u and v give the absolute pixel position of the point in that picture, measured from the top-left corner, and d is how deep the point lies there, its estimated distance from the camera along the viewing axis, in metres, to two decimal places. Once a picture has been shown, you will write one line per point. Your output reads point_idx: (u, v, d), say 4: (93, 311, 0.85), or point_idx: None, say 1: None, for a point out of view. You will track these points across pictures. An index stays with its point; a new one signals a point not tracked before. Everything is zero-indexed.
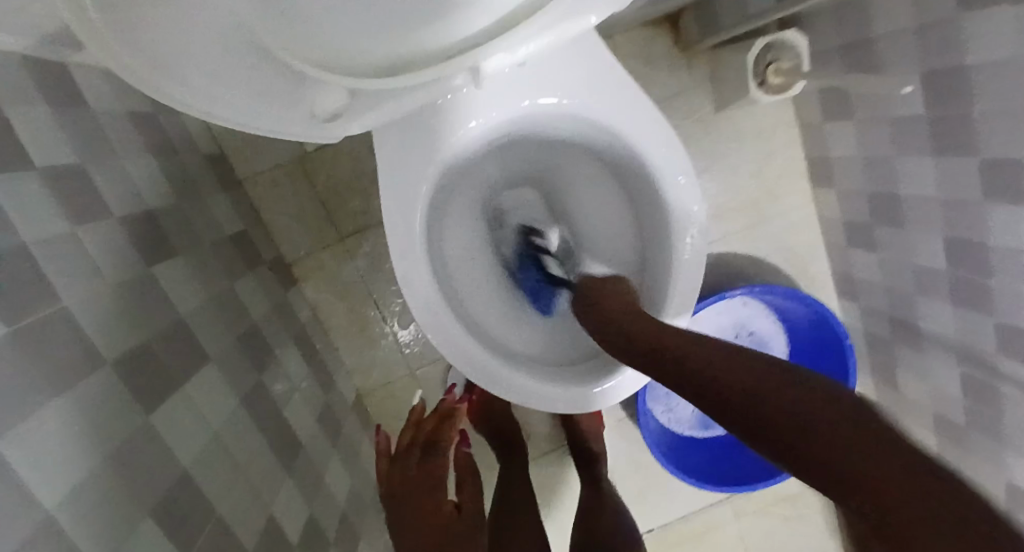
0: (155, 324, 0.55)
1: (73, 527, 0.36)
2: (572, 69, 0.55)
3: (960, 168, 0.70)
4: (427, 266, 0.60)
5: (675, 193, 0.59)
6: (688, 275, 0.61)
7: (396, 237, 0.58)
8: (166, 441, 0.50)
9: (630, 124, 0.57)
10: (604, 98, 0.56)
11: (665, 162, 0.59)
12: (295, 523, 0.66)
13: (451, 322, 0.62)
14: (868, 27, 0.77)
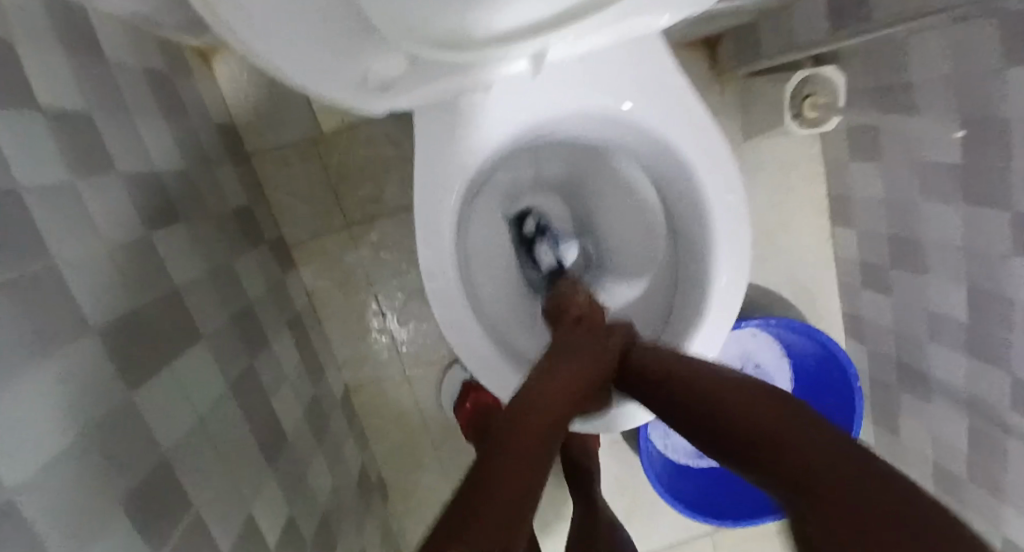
0: (148, 294, 0.50)
1: (47, 509, 0.31)
2: (631, 69, 0.53)
3: (991, 220, 0.69)
4: (453, 260, 0.57)
5: (721, 210, 0.57)
6: (725, 295, 0.59)
7: (425, 227, 0.55)
8: (149, 423, 0.45)
9: (683, 134, 0.55)
10: (660, 103, 0.54)
11: (715, 177, 0.56)
12: (275, 523, 0.61)
13: (470, 324, 0.59)
14: (902, 70, 0.77)
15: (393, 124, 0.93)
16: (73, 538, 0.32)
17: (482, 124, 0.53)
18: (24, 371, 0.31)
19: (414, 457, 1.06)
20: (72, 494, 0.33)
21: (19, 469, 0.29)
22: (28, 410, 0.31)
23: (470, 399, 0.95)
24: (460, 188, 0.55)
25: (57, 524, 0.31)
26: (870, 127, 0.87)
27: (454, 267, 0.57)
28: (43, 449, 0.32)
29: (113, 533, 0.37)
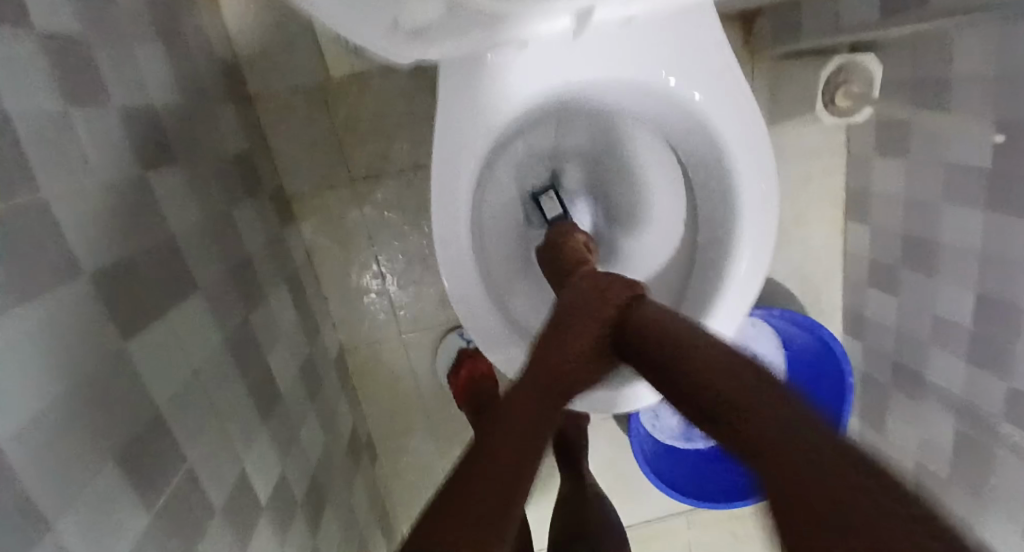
0: (143, 240, 0.47)
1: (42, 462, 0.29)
2: (676, 36, 0.50)
3: (1011, 231, 0.68)
4: (465, 226, 0.54)
5: (749, 197, 0.55)
6: (744, 283, 0.57)
7: (440, 189, 0.53)
8: (143, 376, 0.43)
9: (721, 111, 0.52)
10: (701, 76, 0.51)
11: (748, 160, 0.54)
12: (266, 478, 0.60)
13: (476, 293, 0.57)
14: (948, 63, 0.73)
15: (406, 77, 0.88)
16: (55, 492, 0.31)
17: (510, 82, 0.49)
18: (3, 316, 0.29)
19: (405, 422, 1.06)
20: (56, 448, 0.32)
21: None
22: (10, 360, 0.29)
23: (463, 370, 0.94)
24: (481, 151, 0.52)
25: (40, 479, 0.30)
26: (901, 119, 0.84)
27: (467, 233, 0.55)
28: (23, 400, 0.29)
29: (99, 491, 0.35)
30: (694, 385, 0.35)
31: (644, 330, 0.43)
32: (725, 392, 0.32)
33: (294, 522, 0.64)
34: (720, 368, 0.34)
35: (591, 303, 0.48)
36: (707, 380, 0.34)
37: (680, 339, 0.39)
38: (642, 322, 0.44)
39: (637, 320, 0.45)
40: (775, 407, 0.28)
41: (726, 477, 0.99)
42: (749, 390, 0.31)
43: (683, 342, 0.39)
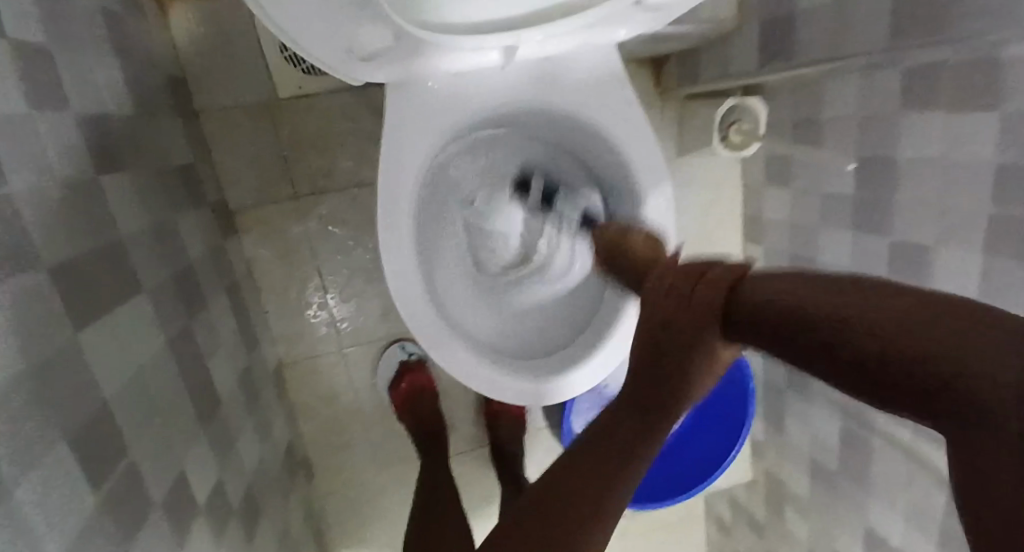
0: (94, 239, 0.49)
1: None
2: (588, 73, 0.59)
3: (872, 247, 0.85)
4: (410, 226, 0.60)
5: (655, 205, 0.64)
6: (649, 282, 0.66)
7: (386, 193, 0.58)
8: (92, 369, 0.45)
9: (626, 136, 0.62)
10: (609, 107, 0.61)
11: (648, 177, 0.64)
12: (205, 482, 0.60)
13: (416, 287, 0.62)
14: (819, 109, 0.89)
15: (352, 101, 0.93)
16: (13, 466, 0.33)
17: (449, 105, 0.57)
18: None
19: (344, 436, 1.06)
20: (11, 427, 0.34)
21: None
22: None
23: (404, 382, 0.97)
24: (424, 161, 0.58)
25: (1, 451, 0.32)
26: (782, 156, 1.00)
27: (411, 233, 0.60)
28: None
29: (48, 471, 0.37)
30: (853, 353, 0.27)
31: (767, 311, 0.33)
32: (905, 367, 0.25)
33: (230, 529, 0.64)
34: (882, 323, 0.26)
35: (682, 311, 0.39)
36: (868, 347, 0.26)
37: (801, 303, 0.31)
38: (754, 304, 0.34)
39: (741, 296, 0.36)
40: (1003, 359, 0.21)
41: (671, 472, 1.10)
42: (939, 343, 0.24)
43: (813, 306, 0.31)
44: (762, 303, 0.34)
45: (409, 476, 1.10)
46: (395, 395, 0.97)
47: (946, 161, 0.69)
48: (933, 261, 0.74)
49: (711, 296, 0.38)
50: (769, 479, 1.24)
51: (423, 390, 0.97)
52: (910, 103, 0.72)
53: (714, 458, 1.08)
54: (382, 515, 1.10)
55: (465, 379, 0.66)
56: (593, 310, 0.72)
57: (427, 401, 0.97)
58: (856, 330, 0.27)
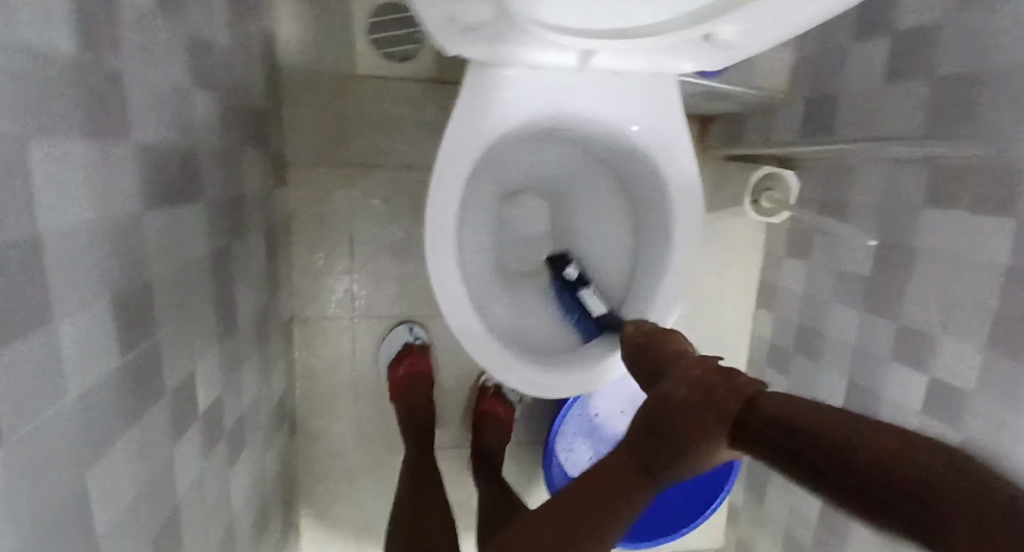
0: (176, 138, 0.54)
1: (54, 264, 0.35)
2: (649, 98, 0.66)
3: (878, 328, 0.87)
4: (460, 191, 0.65)
5: (685, 224, 0.71)
6: (667, 302, 0.72)
7: (445, 156, 0.63)
8: (146, 247, 0.49)
9: (670, 162, 0.69)
10: (661, 132, 0.67)
11: (684, 204, 0.70)
12: (206, 393, 0.63)
13: (452, 258, 0.66)
14: (847, 191, 0.93)
15: (420, 91, 1.00)
16: (64, 293, 0.36)
17: (520, 94, 0.63)
18: (64, 135, 0.36)
19: (334, 404, 1.07)
20: (72, 261, 0.37)
21: (44, 207, 0.33)
22: (62, 171, 0.35)
23: (402, 366, 0.98)
24: (489, 138, 0.64)
25: (56, 274, 0.35)
26: (806, 229, 1.05)
27: (459, 198, 0.65)
28: (64, 210, 0.36)
29: (91, 316, 0.40)
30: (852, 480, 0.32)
31: (779, 425, 0.37)
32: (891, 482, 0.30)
33: (216, 449, 0.66)
34: (879, 452, 0.32)
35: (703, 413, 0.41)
36: (861, 463, 0.32)
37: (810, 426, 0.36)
38: (770, 415, 0.38)
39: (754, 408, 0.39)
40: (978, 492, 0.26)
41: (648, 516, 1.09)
42: (923, 463, 0.30)
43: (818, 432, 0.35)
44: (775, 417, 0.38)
45: (387, 460, 1.10)
46: (392, 376, 0.98)
47: (956, 257, 0.73)
48: (936, 350, 0.76)
49: (728, 404, 0.40)
50: (739, 551, 1.21)
51: (418, 375, 0.97)
52: (932, 198, 0.76)
53: (682, 517, 1.09)
54: (352, 493, 1.10)
55: (487, 362, 0.68)
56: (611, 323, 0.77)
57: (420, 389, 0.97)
58: (855, 450, 0.33)
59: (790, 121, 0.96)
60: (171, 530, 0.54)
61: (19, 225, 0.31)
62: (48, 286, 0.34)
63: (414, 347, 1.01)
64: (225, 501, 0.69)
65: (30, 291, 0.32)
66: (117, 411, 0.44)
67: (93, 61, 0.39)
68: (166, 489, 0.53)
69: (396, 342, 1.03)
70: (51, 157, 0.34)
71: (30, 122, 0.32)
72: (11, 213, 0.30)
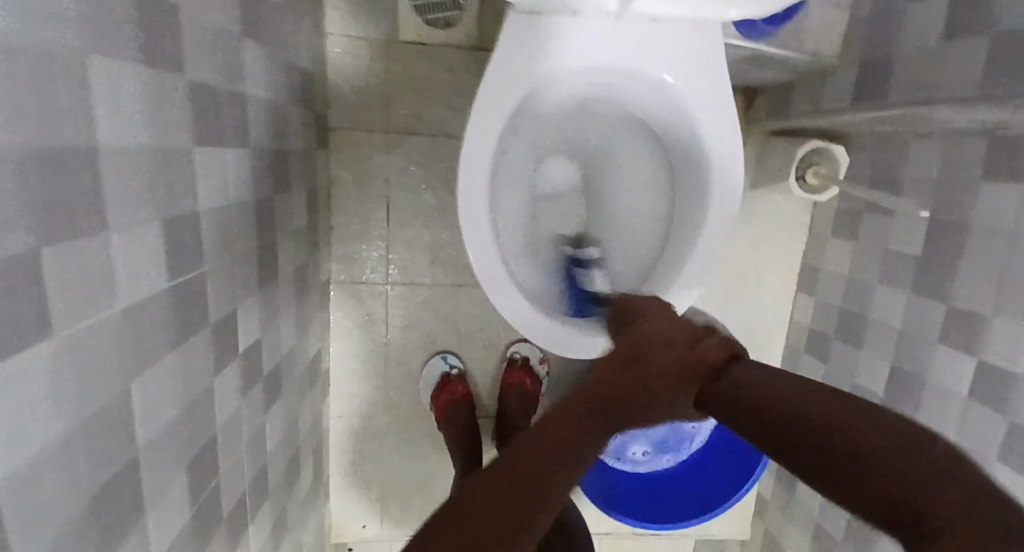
0: (226, 81, 0.57)
1: (110, 176, 0.37)
2: (688, 51, 0.67)
3: (927, 311, 0.82)
4: (497, 130, 0.66)
5: (723, 189, 0.70)
6: (696, 265, 0.72)
7: (485, 93, 0.65)
8: (196, 180, 0.51)
9: (707, 119, 0.69)
10: (699, 88, 0.68)
11: (720, 164, 0.70)
12: (247, 334, 0.66)
13: (483, 200, 0.68)
14: (902, 166, 0.88)
15: (458, 59, 1.01)
16: (119, 205, 0.39)
17: (562, 40, 0.66)
18: (125, 57, 0.38)
19: (365, 365, 1.10)
20: (127, 179, 0.39)
21: (104, 121, 0.35)
22: (121, 90, 0.37)
23: (443, 392, 1.04)
24: (529, 84, 0.66)
25: (112, 188, 0.37)
26: (853, 208, 1.00)
27: (496, 138, 0.67)
28: (121, 127, 0.38)
29: (143, 236, 0.42)
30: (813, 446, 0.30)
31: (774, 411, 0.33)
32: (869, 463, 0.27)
33: (252, 390, 0.69)
34: (816, 411, 0.32)
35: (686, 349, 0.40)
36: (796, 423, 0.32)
37: (766, 391, 0.35)
38: (744, 387, 0.36)
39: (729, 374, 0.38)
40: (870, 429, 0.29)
41: (672, 500, 1.11)
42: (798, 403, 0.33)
43: (769, 396, 0.34)
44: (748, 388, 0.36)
45: (415, 424, 1.13)
46: (434, 406, 1.03)
47: (1017, 231, 0.68)
48: (989, 332, 0.72)
49: (712, 355, 0.40)
50: (766, 541, 1.18)
51: (456, 400, 1.02)
52: (993, 171, 0.71)
53: (712, 497, 1.09)
54: (380, 454, 1.14)
55: (500, 305, 0.71)
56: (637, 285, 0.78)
57: (460, 410, 1.01)
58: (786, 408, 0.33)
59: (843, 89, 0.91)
60: (208, 455, 0.57)
61: (80, 128, 0.32)
62: (102, 193, 0.36)
63: (449, 376, 1.08)
64: (259, 441, 0.72)
65: (89, 198, 0.34)
66: (164, 331, 0.47)
67: None
68: (206, 415, 0.56)
69: (438, 374, 1.09)
70: (110, 73, 0.36)
71: (94, 36, 0.33)
72: (72, 112, 0.31)
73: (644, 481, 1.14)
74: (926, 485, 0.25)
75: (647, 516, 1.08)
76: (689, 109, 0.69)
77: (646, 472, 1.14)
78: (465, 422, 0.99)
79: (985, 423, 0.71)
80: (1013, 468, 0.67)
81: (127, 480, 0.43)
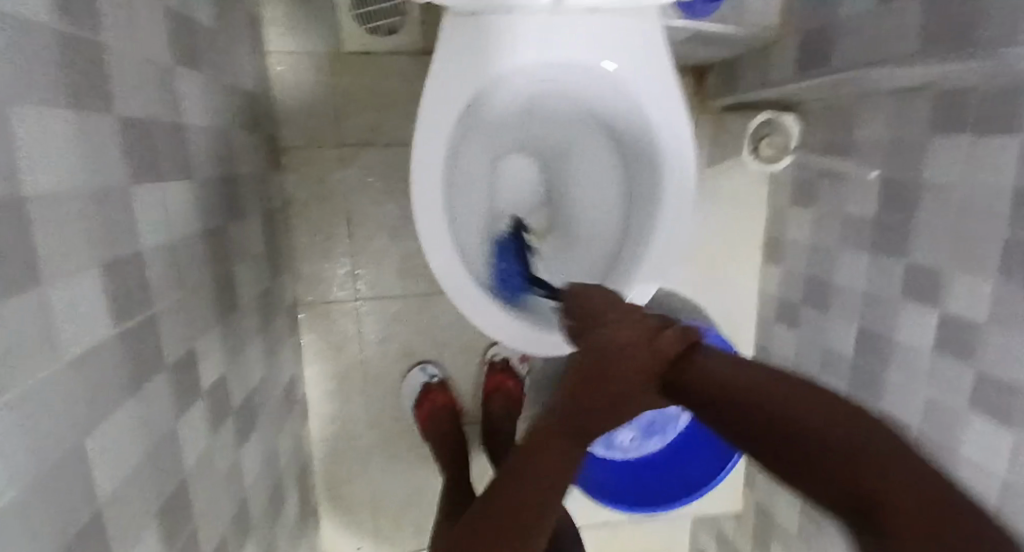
0: (162, 112, 0.55)
1: (43, 228, 0.35)
2: (629, 40, 0.68)
3: (887, 270, 0.85)
4: (446, 137, 0.66)
5: (678, 173, 0.71)
6: (659, 251, 0.73)
7: (429, 102, 0.65)
8: (138, 219, 0.49)
9: (655, 107, 0.69)
10: (644, 76, 0.69)
11: (672, 150, 0.70)
12: (211, 370, 0.64)
13: (441, 207, 0.67)
14: (849, 133, 0.91)
15: (406, 66, 1.00)
16: (53, 254, 0.37)
17: (501, 41, 0.65)
18: (46, 100, 0.35)
19: (342, 384, 1.08)
20: (59, 227, 0.37)
21: (31, 171, 0.33)
22: (46, 134, 0.35)
23: (425, 403, 1.01)
24: (474, 87, 0.66)
25: (45, 238, 0.35)
26: (808, 177, 1.02)
27: (445, 145, 0.66)
28: (51, 173, 0.36)
29: (81, 283, 0.40)
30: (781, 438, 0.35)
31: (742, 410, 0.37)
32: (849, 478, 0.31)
33: (223, 426, 0.67)
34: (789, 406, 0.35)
35: (647, 353, 0.42)
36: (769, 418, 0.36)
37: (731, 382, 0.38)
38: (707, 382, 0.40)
39: (693, 370, 0.41)
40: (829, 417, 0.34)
41: (663, 483, 1.12)
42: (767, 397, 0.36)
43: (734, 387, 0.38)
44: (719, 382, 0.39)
45: (400, 438, 1.12)
46: (416, 416, 1.02)
47: (960, 186, 0.71)
48: (947, 284, 0.74)
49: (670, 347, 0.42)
50: (757, 511, 1.20)
51: (439, 410, 1.00)
52: (934, 130, 0.74)
53: (698, 482, 1.09)
54: (367, 472, 1.12)
55: (482, 319, 0.71)
56: (604, 276, 0.78)
57: (444, 421, 0.99)
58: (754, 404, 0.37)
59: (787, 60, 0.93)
60: (182, 499, 0.55)
61: (6, 182, 0.31)
62: (35, 246, 0.34)
63: (428, 383, 1.04)
64: (237, 476, 0.70)
65: (19, 251, 0.33)
66: (117, 377, 0.45)
67: (69, 28, 0.39)
68: (174, 459, 0.54)
69: (418, 380, 1.07)
70: (35, 120, 0.34)
71: (10, 83, 0.32)
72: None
73: (634, 465, 1.15)
74: (884, 466, 0.31)
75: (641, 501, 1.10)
76: (636, 97, 0.69)
77: (636, 456, 1.15)
78: (449, 433, 0.98)
79: (952, 371, 0.74)
80: (983, 412, 0.69)
81: (94, 539, 0.41)
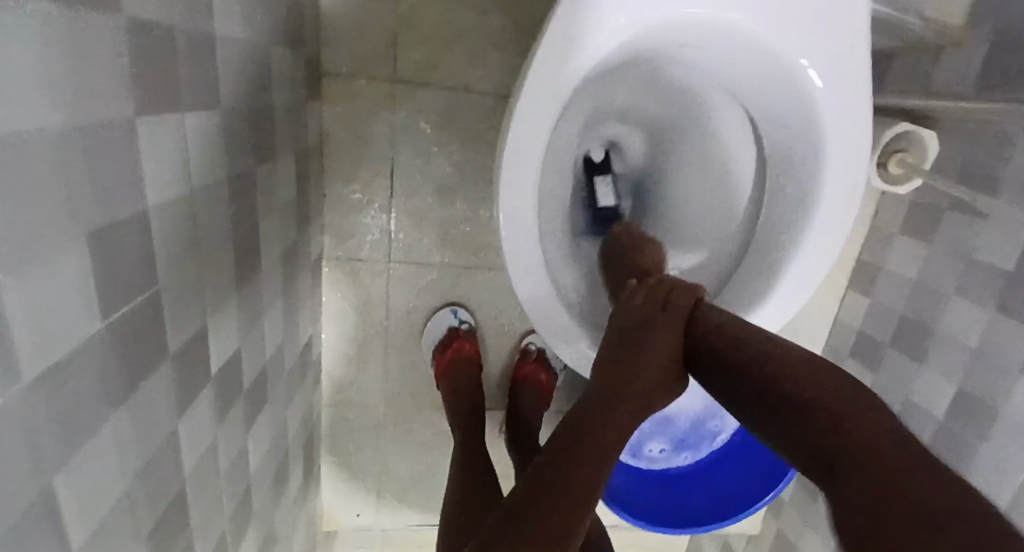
0: (187, 18, 0.40)
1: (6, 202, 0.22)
2: (813, 15, 0.55)
3: (1012, 336, 0.72)
4: (560, 100, 0.53)
5: (833, 189, 0.60)
6: (793, 281, 0.63)
7: (546, 52, 0.51)
8: (144, 171, 0.36)
9: (826, 105, 0.58)
10: (822, 65, 0.57)
11: (834, 159, 0.59)
12: (223, 349, 0.53)
13: (530, 183, 0.56)
14: (1003, 164, 0.74)
15: None
16: (10, 241, 0.23)
17: None
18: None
19: (361, 350, 0.98)
20: (20, 198, 0.23)
21: None
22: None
23: (449, 350, 0.91)
24: (616, 44, 0.53)
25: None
26: (934, 204, 0.87)
27: (556, 111, 0.54)
28: (21, 106, 0.22)
29: (54, 273, 0.27)
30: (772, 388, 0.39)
31: (733, 349, 0.44)
32: (836, 426, 0.34)
33: (233, 410, 0.57)
34: (783, 362, 0.40)
35: (662, 317, 0.49)
36: (766, 371, 0.40)
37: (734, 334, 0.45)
38: (715, 328, 0.47)
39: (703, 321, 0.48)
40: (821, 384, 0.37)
41: (683, 501, 1.04)
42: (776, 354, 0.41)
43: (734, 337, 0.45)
44: (719, 329, 0.46)
45: (415, 414, 1.03)
46: (437, 358, 0.92)
47: None
48: None
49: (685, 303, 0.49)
50: (777, 542, 1.14)
51: (465, 361, 0.91)
52: None
53: (732, 503, 1.02)
54: (376, 444, 1.04)
55: (560, 345, 0.65)
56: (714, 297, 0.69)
57: (466, 377, 0.90)
58: (754, 350, 0.42)
59: (964, 58, 0.78)
60: (176, 511, 0.46)
61: None
62: None
63: (457, 331, 0.94)
64: (241, 464, 0.61)
65: None
66: (100, 390, 0.33)
67: None
68: (171, 467, 0.44)
69: (444, 326, 0.96)
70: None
71: None
72: None
73: (651, 476, 1.06)
74: (870, 431, 0.33)
75: (656, 516, 1.02)
76: (812, 82, 0.57)
77: (657, 468, 1.06)
78: (467, 389, 0.89)
79: None
80: None
81: None
